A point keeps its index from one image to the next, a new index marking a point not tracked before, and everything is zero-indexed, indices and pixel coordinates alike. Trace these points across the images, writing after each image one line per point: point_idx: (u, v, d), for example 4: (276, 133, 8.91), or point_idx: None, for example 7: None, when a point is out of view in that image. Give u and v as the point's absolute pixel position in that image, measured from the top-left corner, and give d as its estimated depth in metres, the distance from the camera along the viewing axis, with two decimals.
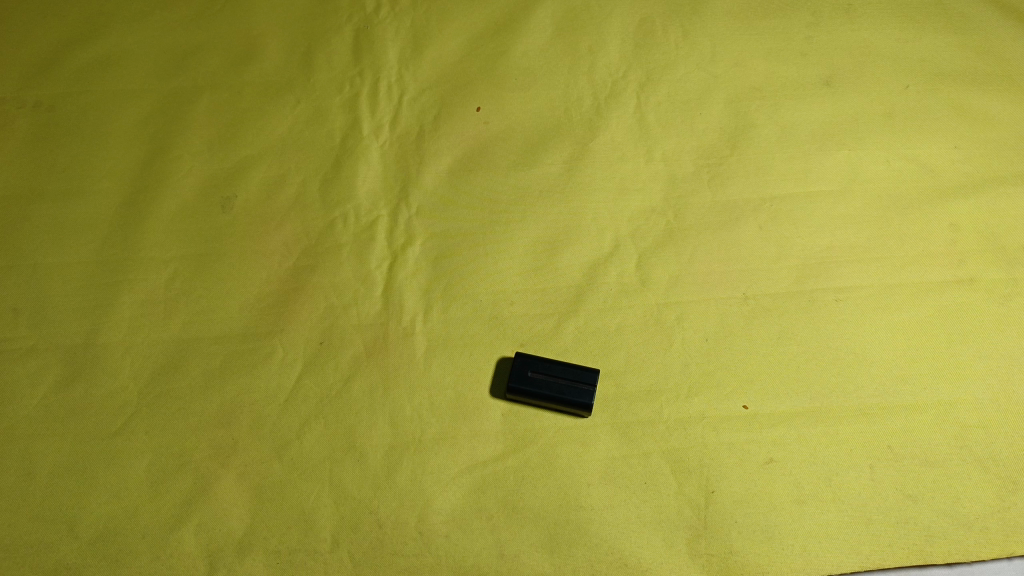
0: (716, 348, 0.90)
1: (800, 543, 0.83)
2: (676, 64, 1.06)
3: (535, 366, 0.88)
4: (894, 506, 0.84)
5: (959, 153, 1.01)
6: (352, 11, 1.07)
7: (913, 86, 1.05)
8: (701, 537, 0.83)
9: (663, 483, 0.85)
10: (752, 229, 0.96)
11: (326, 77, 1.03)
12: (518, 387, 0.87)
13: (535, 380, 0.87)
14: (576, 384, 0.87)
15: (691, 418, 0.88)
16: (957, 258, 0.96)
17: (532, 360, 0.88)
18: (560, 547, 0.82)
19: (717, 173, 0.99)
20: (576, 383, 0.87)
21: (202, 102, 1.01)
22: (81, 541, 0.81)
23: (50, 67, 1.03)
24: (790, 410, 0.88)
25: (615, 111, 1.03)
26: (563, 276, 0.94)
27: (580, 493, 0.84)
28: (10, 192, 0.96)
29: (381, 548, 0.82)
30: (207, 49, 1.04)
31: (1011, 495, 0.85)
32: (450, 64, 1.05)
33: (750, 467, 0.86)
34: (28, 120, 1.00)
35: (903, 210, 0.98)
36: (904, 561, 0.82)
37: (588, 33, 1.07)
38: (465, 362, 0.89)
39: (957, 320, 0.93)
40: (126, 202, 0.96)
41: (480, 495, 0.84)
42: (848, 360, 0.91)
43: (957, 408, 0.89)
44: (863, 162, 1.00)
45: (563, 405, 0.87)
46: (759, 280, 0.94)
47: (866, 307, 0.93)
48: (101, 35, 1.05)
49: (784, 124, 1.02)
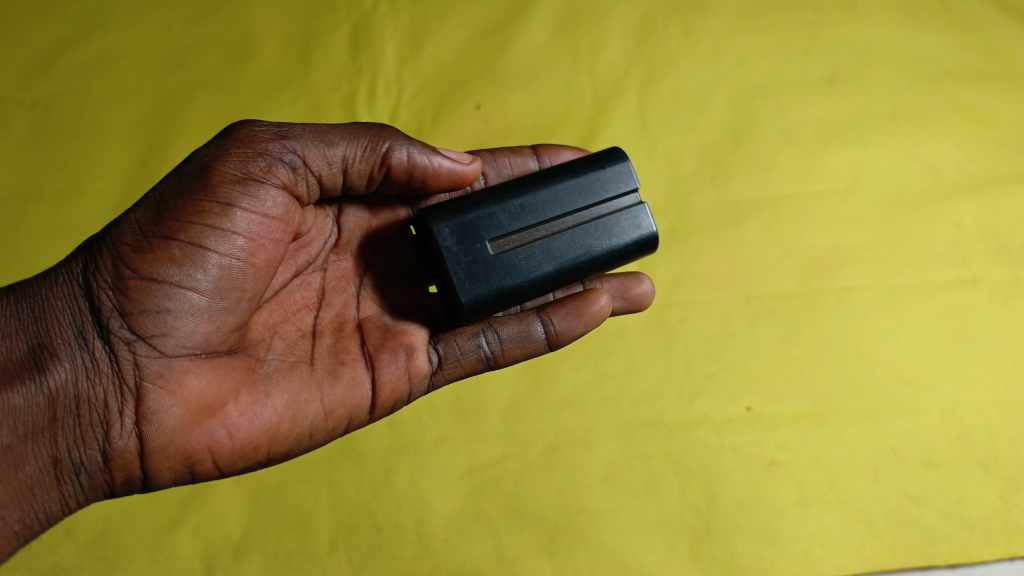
0: (717, 349, 0.90)
1: (803, 547, 0.82)
2: (678, 61, 1.04)
3: (495, 189, 0.66)
4: (896, 507, 0.84)
5: (961, 153, 1.00)
6: (351, 7, 1.05)
7: (914, 85, 1.04)
8: (703, 541, 0.82)
9: (664, 486, 0.84)
10: (753, 229, 0.95)
11: (324, 76, 1.02)
12: (461, 249, 0.63)
13: (512, 242, 0.65)
14: (560, 242, 0.65)
15: (693, 420, 0.87)
16: (959, 258, 0.95)
17: (486, 190, 0.66)
18: (561, 550, 0.82)
19: (719, 173, 0.98)
20: (598, 199, 0.67)
21: (199, 101, 1.00)
22: (78, 542, 0.80)
23: (48, 66, 1.01)
24: (792, 411, 0.87)
25: (615, 110, 1.01)
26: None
27: (580, 496, 0.84)
28: (8, 192, 0.96)
29: (379, 552, 0.81)
30: (203, 47, 1.03)
31: (1012, 496, 0.85)
32: (449, 62, 1.03)
33: (752, 470, 0.85)
34: (26, 119, 0.99)
35: (905, 210, 0.97)
36: (905, 563, 0.82)
37: (589, 29, 1.05)
38: (480, 354, 0.69)
39: (961, 321, 0.92)
40: (122, 202, 0.96)
41: (480, 498, 0.83)
42: (851, 360, 0.90)
43: (959, 409, 0.88)
44: (865, 161, 0.99)
45: (541, 268, 0.65)
46: (761, 281, 0.93)
47: (867, 307, 0.92)
48: (95, 32, 1.03)
49: (786, 123, 1.01)
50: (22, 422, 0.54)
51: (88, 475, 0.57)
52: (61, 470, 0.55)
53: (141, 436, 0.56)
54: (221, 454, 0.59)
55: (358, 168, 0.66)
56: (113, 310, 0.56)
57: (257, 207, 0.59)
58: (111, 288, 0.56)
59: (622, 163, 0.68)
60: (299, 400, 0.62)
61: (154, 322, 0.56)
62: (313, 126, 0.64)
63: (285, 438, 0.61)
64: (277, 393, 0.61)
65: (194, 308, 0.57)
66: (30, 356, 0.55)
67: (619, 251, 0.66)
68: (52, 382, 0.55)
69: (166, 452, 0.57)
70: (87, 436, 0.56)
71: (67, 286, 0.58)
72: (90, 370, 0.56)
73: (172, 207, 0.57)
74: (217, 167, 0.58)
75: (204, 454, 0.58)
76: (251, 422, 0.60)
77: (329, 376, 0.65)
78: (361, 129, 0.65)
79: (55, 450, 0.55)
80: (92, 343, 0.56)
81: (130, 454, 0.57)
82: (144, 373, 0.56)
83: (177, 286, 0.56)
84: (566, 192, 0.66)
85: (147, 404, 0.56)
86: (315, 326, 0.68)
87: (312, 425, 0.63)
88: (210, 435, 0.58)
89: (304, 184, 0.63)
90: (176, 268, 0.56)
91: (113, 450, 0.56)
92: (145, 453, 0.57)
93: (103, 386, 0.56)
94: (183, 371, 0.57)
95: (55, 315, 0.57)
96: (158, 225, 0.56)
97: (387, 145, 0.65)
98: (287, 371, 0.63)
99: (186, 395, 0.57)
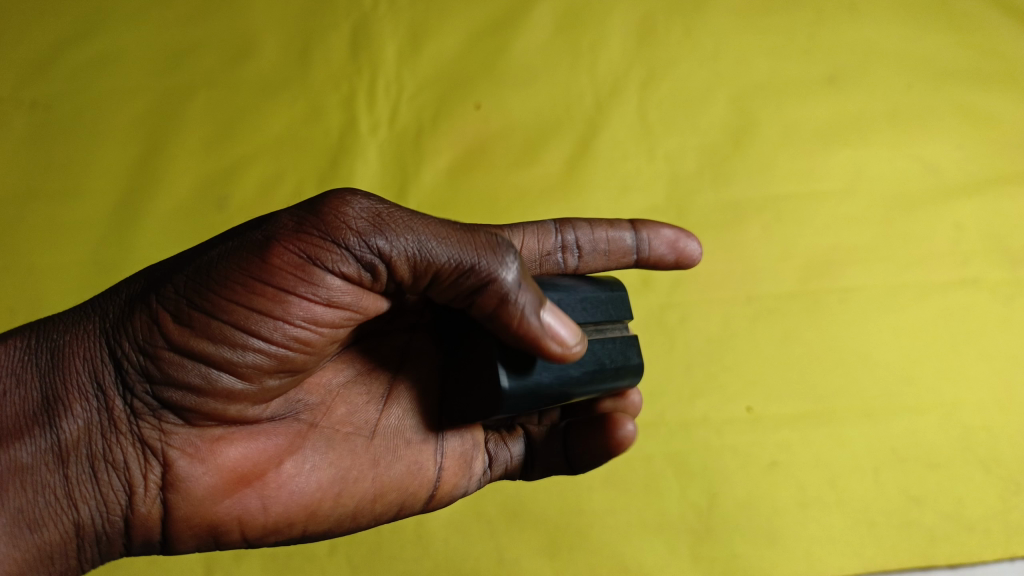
0: (718, 349, 0.89)
1: (803, 547, 0.82)
2: (678, 61, 1.04)
3: None
4: (897, 508, 0.84)
5: (962, 153, 1.00)
6: (351, 7, 1.05)
7: (915, 85, 1.04)
8: (703, 541, 0.82)
9: (665, 487, 0.84)
10: (754, 229, 0.95)
11: (323, 75, 1.02)
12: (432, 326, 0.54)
13: None
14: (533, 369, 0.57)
15: (693, 420, 0.87)
16: (960, 258, 0.95)
17: None
18: (561, 551, 0.81)
19: (719, 173, 0.98)
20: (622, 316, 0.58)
21: (198, 101, 1.00)
22: None
23: (47, 66, 1.01)
24: (792, 412, 0.87)
25: (615, 109, 1.01)
26: (626, 266, 0.66)
27: (580, 498, 0.83)
28: (6, 192, 0.96)
29: (379, 552, 0.81)
30: (203, 47, 1.03)
31: (1013, 497, 0.85)
32: (449, 62, 1.03)
33: (753, 471, 0.85)
34: (25, 118, 0.99)
35: (905, 210, 0.97)
36: (904, 563, 0.82)
37: (589, 30, 1.05)
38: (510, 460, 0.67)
39: (962, 321, 0.92)
40: (121, 202, 0.96)
41: (480, 499, 0.83)
42: (852, 360, 0.90)
43: (960, 410, 0.88)
44: (866, 161, 0.99)
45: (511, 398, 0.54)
46: (761, 281, 0.93)
47: (868, 307, 0.92)
48: (95, 32, 1.03)
49: (786, 123, 1.01)
50: (27, 485, 0.47)
51: (102, 543, 0.51)
52: (80, 537, 0.49)
53: (168, 504, 0.51)
54: (250, 527, 0.55)
55: (448, 290, 0.51)
56: (143, 370, 0.50)
57: (322, 295, 0.50)
58: (143, 349, 0.49)
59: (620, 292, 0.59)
60: (346, 477, 0.58)
61: (193, 391, 0.50)
62: (408, 211, 0.50)
63: (325, 516, 0.57)
64: (322, 467, 0.57)
65: (240, 380, 0.51)
66: (44, 411, 0.48)
67: (642, 376, 0.58)
68: (68, 441, 0.48)
69: (194, 521, 0.52)
70: (106, 502, 0.50)
71: (93, 333, 0.50)
72: (113, 430, 0.50)
73: (213, 257, 0.49)
74: (270, 216, 0.50)
75: (233, 524, 0.54)
76: (289, 497, 0.55)
77: (374, 460, 0.59)
78: (471, 230, 0.50)
79: (72, 516, 0.49)
80: (117, 404, 0.50)
81: (153, 522, 0.52)
82: (174, 441, 0.51)
83: (223, 357, 0.50)
84: (591, 300, 0.57)
85: (179, 472, 0.51)
86: (390, 391, 0.62)
87: (355, 505, 0.59)
88: (243, 505, 0.54)
89: (379, 280, 0.52)
90: (218, 338, 0.49)
91: (134, 518, 0.51)
92: (169, 522, 0.52)
93: (127, 452, 0.50)
94: (219, 440, 0.53)
95: (77, 368, 0.50)
96: (199, 283, 0.48)
97: (491, 271, 0.48)
98: (336, 444, 0.58)
99: (220, 464, 0.52)
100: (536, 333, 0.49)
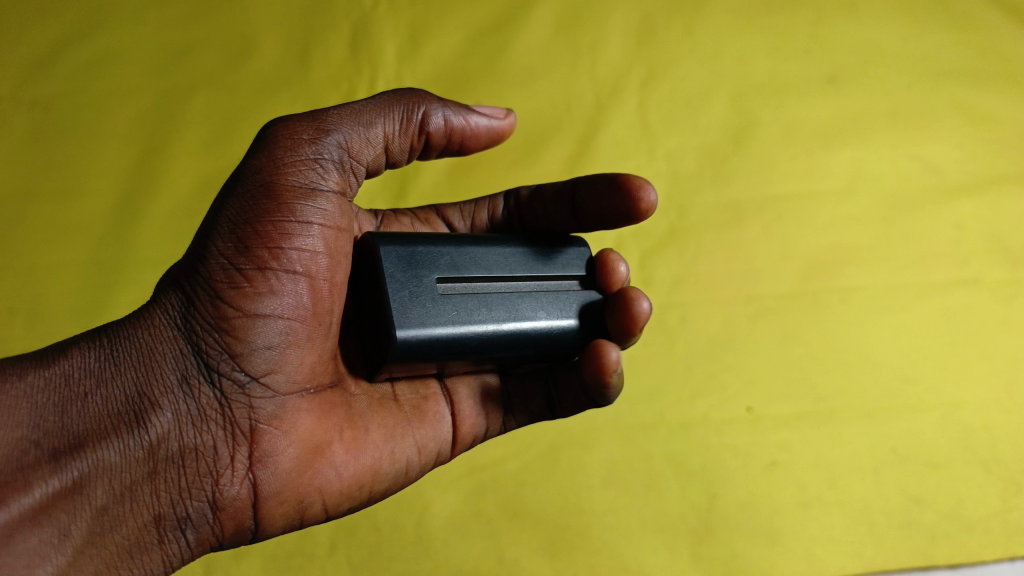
0: (718, 349, 0.89)
1: (804, 547, 0.82)
2: (678, 61, 1.04)
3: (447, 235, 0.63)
4: (897, 508, 0.84)
5: (962, 153, 1.00)
6: (351, 7, 1.05)
7: (915, 85, 1.04)
8: (703, 541, 0.82)
9: (665, 487, 0.84)
10: (754, 229, 0.95)
11: (323, 75, 1.02)
12: (404, 278, 0.58)
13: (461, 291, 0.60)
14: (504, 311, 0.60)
15: (693, 420, 0.86)
16: (960, 258, 0.95)
17: (435, 237, 0.62)
18: (561, 552, 0.81)
19: (719, 172, 0.98)
20: (558, 275, 0.64)
21: (198, 100, 1.00)
22: None
23: (46, 65, 1.01)
24: (792, 412, 0.87)
25: (615, 109, 1.01)
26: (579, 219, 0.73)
27: (580, 498, 0.83)
28: (6, 191, 0.95)
29: (378, 552, 0.81)
30: (202, 46, 1.02)
31: (1013, 497, 0.85)
32: (449, 62, 1.03)
33: (753, 471, 0.85)
34: (25, 118, 0.99)
35: (905, 210, 0.97)
36: (906, 564, 0.81)
37: (589, 29, 1.05)
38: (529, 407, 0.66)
39: (962, 321, 0.92)
40: (121, 201, 0.95)
41: (480, 499, 0.83)
42: (852, 360, 0.90)
43: (961, 409, 0.88)
44: (866, 161, 0.99)
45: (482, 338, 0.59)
46: (761, 281, 0.93)
47: (868, 307, 0.92)
48: (95, 31, 1.03)
49: (786, 122, 1.01)
50: (117, 481, 0.49)
51: (193, 529, 0.52)
52: (170, 527, 0.51)
53: (255, 482, 0.53)
54: (332, 497, 0.57)
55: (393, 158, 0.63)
56: (222, 351, 0.53)
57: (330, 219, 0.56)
58: (215, 330, 0.53)
59: (581, 248, 0.66)
60: (396, 436, 0.60)
61: (263, 356, 0.54)
62: (346, 107, 0.59)
63: (386, 475, 0.59)
64: (376, 430, 0.59)
65: (297, 339, 0.55)
66: (128, 406, 0.51)
67: (573, 331, 0.63)
68: (155, 432, 0.51)
69: (282, 497, 0.55)
70: (196, 486, 0.52)
71: (164, 326, 0.54)
72: (197, 417, 0.53)
73: (255, 232, 0.54)
74: (286, 180, 0.55)
75: (315, 496, 0.56)
76: (356, 460, 0.58)
77: (418, 412, 0.62)
78: (403, 97, 0.61)
79: (158, 508, 0.51)
80: (199, 390, 0.53)
81: (242, 503, 0.53)
82: (259, 415, 0.54)
83: (279, 319, 0.54)
84: (521, 258, 0.64)
85: (261, 447, 0.54)
86: None
87: (408, 461, 0.61)
88: (322, 476, 0.56)
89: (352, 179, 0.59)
90: (274, 299, 0.54)
91: (224, 500, 0.53)
92: (259, 502, 0.54)
93: (211, 433, 0.53)
94: (295, 410, 0.55)
95: (154, 359, 0.53)
96: (245, 250, 0.53)
97: (425, 113, 0.61)
98: (378, 408, 0.60)
99: (297, 436, 0.55)
100: (479, 124, 0.65)
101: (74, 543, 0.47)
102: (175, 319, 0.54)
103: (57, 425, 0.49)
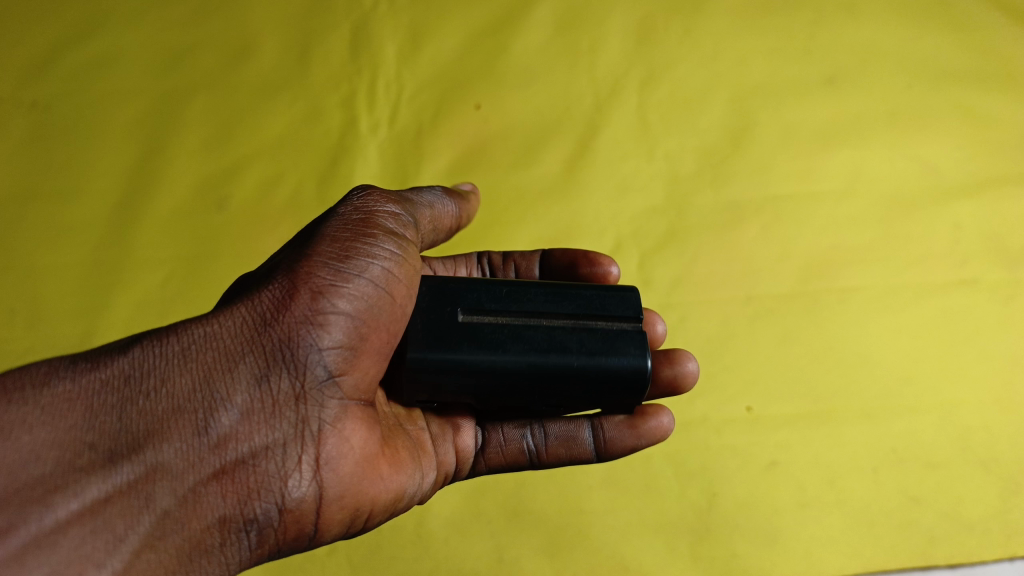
0: (717, 349, 0.90)
1: (803, 547, 0.82)
2: (678, 62, 1.04)
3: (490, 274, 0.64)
4: (897, 508, 0.84)
5: (961, 153, 1.00)
6: (351, 8, 1.05)
7: (914, 86, 1.04)
8: (702, 542, 0.82)
9: (664, 487, 0.84)
10: (753, 229, 0.95)
11: (323, 76, 1.02)
12: (426, 306, 0.60)
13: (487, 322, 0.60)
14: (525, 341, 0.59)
15: (692, 420, 0.87)
16: (959, 258, 0.95)
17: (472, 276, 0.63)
18: (561, 551, 0.81)
19: (719, 173, 0.98)
20: (596, 314, 0.62)
21: (198, 100, 1.00)
22: None
23: (48, 67, 1.02)
24: (792, 412, 0.87)
25: (615, 110, 1.01)
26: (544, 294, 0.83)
27: (580, 497, 0.84)
28: (7, 193, 0.96)
29: (378, 552, 0.81)
30: (202, 47, 1.03)
31: (1012, 497, 0.85)
32: (448, 62, 1.03)
33: (752, 470, 0.85)
34: (26, 119, 0.99)
35: (905, 211, 0.97)
36: (905, 564, 0.82)
37: (589, 30, 1.05)
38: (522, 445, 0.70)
39: (961, 321, 0.92)
40: (121, 202, 0.96)
41: (480, 499, 0.84)
42: (852, 360, 0.90)
43: (959, 409, 0.88)
44: (865, 161, 0.99)
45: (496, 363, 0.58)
46: (760, 281, 0.93)
47: (867, 307, 0.92)
48: (95, 33, 1.03)
49: (786, 123, 1.01)
50: (186, 478, 0.49)
51: (257, 530, 0.51)
52: (232, 527, 0.50)
53: (320, 486, 0.52)
54: (377, 507, 0.57)
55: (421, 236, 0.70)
56: (303, 353, 0.53)
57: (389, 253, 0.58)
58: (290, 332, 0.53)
59: (629, 294, 0.63)
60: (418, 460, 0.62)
61: (336, 361, 0.54)
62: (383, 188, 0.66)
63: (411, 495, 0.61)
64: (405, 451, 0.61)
65: (364, 351, 0.55)
66: (201, 404, 0.51)
67: (599, 364, 0.58)
68: (224, 432, 0.50)
69: (340, 503, 0.54)
70: (263, 487, 0.51)
71: (238, 325, 0.53)
72: (269, 416, 0.52)
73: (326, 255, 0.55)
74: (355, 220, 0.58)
75: (367, 505, 0.56)
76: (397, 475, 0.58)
77: (424, 444, 0.64)
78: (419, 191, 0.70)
79: (225, 508, 0.50)
80: (275, 390, 0.52)
81: (307, 507, 0.53)
82: (326, 421, 0.53)
83: (348, 330, 0.54)
84: (560, 295, 0.62)
85: (329, 449, 0.53)
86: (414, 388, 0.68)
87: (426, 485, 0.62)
88: (373, 485, 0.56)
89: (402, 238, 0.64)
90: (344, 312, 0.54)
91: (291, 502, 0.52)
92: (322, 505, 0.53)
93: (282, 433, 0.52)
94: (357, 419, 0.55)
95: (231, 358, 0.52)
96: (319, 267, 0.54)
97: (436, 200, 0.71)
98: (400, 432, 0.62)
99: (358, 445, 0.55)
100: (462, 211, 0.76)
101: (133, 544, 0.47)
102: (251, 318, 0.53)
103: (123, 423, 0.49)
